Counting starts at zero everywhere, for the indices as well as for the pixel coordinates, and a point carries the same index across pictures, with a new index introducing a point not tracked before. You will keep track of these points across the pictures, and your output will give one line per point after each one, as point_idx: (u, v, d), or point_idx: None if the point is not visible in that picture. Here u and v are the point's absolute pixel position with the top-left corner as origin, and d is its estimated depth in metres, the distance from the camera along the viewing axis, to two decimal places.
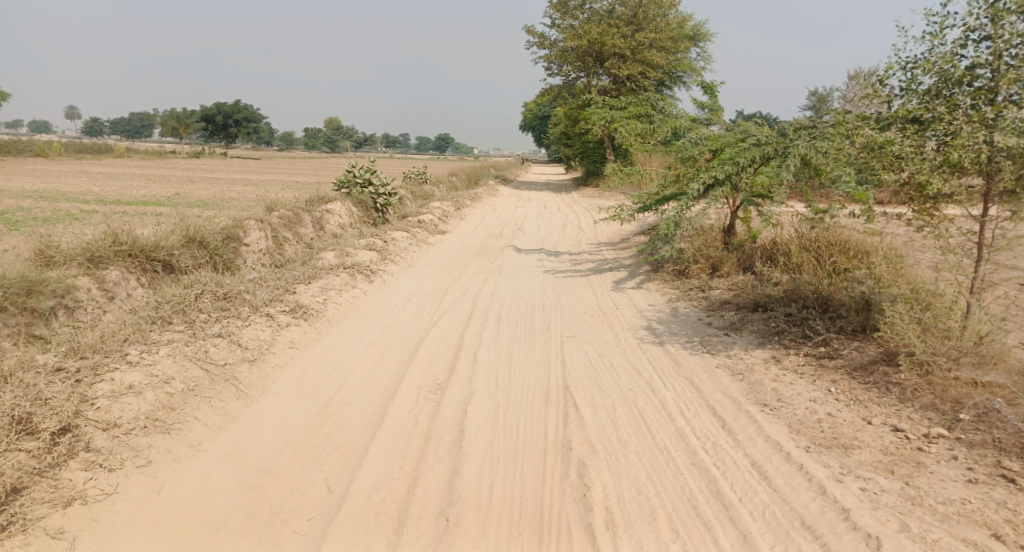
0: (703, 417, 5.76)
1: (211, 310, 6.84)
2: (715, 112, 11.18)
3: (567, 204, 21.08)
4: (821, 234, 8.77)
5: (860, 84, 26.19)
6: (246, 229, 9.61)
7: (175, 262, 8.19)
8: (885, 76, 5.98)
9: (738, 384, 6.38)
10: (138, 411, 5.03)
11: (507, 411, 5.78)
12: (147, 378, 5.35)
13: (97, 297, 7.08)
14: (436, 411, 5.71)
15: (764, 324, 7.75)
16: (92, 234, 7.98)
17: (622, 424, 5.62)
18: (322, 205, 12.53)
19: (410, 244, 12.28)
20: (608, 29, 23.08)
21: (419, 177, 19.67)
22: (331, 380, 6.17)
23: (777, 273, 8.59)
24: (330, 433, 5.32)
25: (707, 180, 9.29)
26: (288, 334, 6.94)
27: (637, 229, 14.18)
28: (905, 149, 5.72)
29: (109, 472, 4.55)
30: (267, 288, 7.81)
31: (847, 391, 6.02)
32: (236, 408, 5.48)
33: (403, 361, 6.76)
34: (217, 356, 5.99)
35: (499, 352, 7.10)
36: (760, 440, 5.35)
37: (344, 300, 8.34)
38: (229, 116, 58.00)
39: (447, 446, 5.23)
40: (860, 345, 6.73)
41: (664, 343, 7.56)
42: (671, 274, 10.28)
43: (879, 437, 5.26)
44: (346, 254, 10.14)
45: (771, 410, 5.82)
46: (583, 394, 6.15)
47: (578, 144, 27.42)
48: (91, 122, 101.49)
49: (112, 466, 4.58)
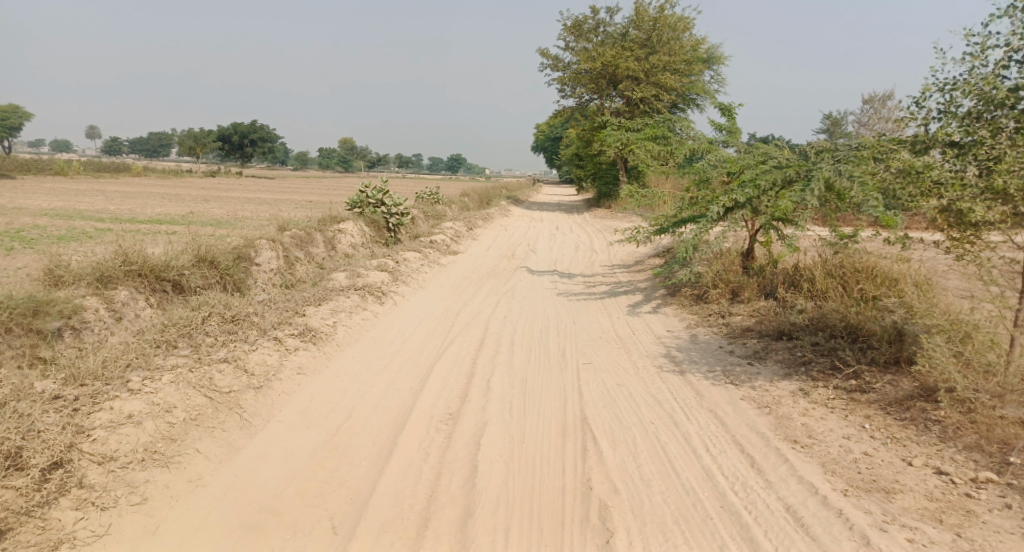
0: (731, 454, 5.46)
1: (218, 333, 6.62)
2: (734, 134, 10.93)
3: (580, 225, 20.88)
4: (847, 260, 8.47)
5: (876, 108, 25.99)
6: (257, 249, 9.43)
7: (185, 281, 7.99)
8: (921, 98, 5.70)
9: (766, 418, 6.07)
10: (136, 443, 4.79)
11: (522, 445, 5.50)
12: (147, 407, 5.11)
13: (104, 318, 6.88)
14: (448, 444, 5.44)
15: (789, 353, 7.44)
16: (102, 253, 7.81)
17: (644, 461, 5.32)
18: (335, 224, 12.36)
19: (423, 265, 12.06)
20: (622, 52, 23.03)
21: (431, 197, 19.55)
22: (339, 409, 5.92)
23: (801, 300, 8.30)
24: (336, 467, 5.07)
25: (727, 203, 9.04)
26: (296, 359, 6.70)
27: (652, 252, 13.91)
28: (944, 174, 5.47)
29: (101, 511, 4.30)
30: (275, 310, 7.58)
31: (882, 428, 5.71)
32: (239, 439, 5.23)
33: (414, 388, 6.50)
34: (221, 384, 5.74)
35: (513, 380, 6.83)
36: (794, 481, 5.04)
37: (354, 323, 8.10)
38: (244, 136, 58.47)
39: (459, 483, 4.95)
40: (893, 379, 6.42)
41: (685, 372, 7.27)
42: (689, 298, 9.99)
43: (922, 480, 4.94)
44: (357, 276, 9.92)
45: (802, 447, 5.52)
46: (601, 427, 5.86)
47: (591, 166, 27.28)
48: (107, 140, 102.60)
49: (105, 504, 4.34)
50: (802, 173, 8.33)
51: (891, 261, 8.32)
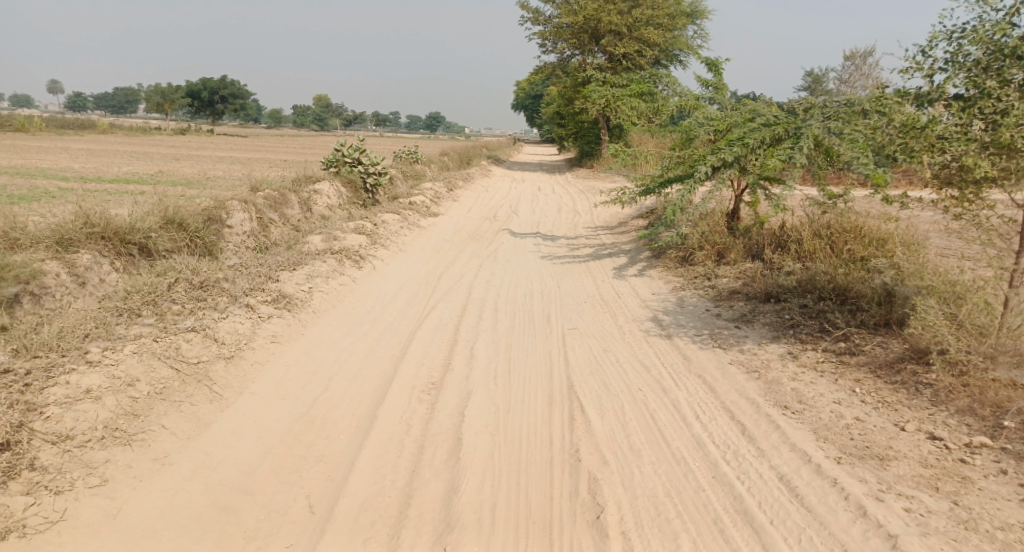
0: (721, 422, 5.30)
1: (186, 301, 6.30)
2: (720, 89, 10.59)
3: (562, 185, 20.56)
4: (835, 220, 8.27)
5: (857, 65, 25.74)
6: (229, 210, 9.03)
7: (153, 245, 7.62)
8: (928, 47, 5.45)
9: (755, 383, 5.91)
10: (95, 420, 4.51)
11: (507, 415, 5.30)
12: (107, 381, 4.82)
13: (67, 283, 6.53)
14: (430, 416, 5.22)
15: (777, 315, 7.27)
16: (63, 215, 7.41)
17: (633, 429, 5.15)
18: (310, 184, 11.94)
19: (402, 227, 11.71)
20: (604, 5, 22.42)
21: (410, 156, 19.11)
22: (316, 378, 5.68)
23: (788, 261, 8.10)
24: (313, 441, 4.84)
25: (714, 162, 8.75)
26: (270, 328, 6.42)
27: (636, 213, 13.65)
28: (949, 128, 5.31)
29: (55, 496, 4.03)
30: (247, 276, 7.25)
31: (873, 392, 5.57)
32: (209, 413, 4.97)
33: (394, 356, 6.26)
34: (189, 353, 5.46)
35: (497, 347, 6.61)
36: (787, 449, 4.89)
37: (331, 288, 7.81)
38: (215, 92, 56.83)
39: (443, 457, 4.74)
40: (883, 341, 6.29)
41: (672, 336, 7.08)
42: (674, 260, 9.77)
43: (916, 446, 4.81)
44: (333, 238, 9.58)
45: (792, 414, 5.37)
46: (589, 394, 5.67)
47: (573, 125, 26.82)
48: (74, 98, 99.53)
49: (59, 488, 4.07)
50: (791, 130, 8.04)
51: (879, 220, 8.14)
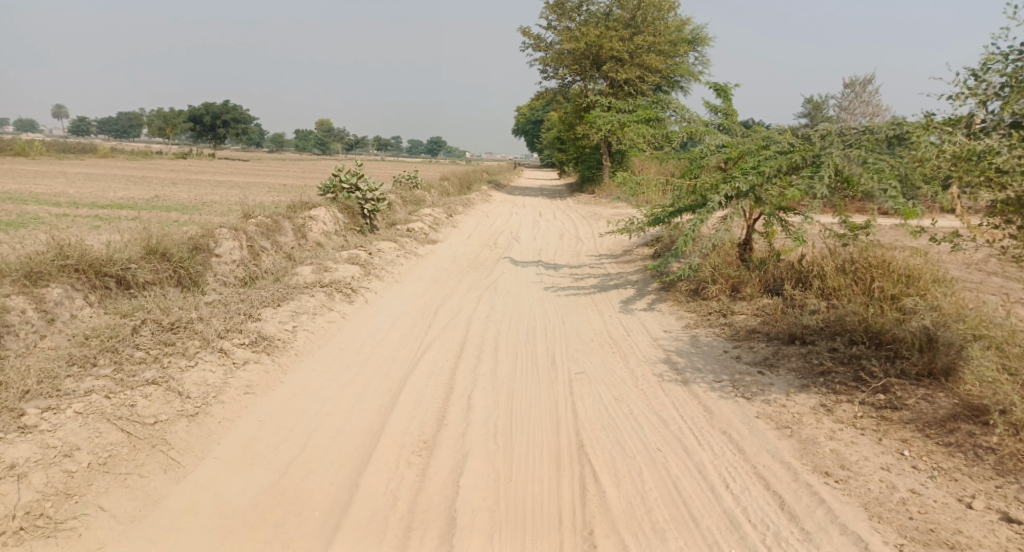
0: (756, 492, 4.63)
1: (151, 346, 5.63)
2: (730, 116, 9.98)
3: (563, 211, 20.02)
4: (860, 253, 7.59)
5: (857, 92, 25.34)
6: (217, 238, 8.36)
7: (132, 276, 6.93)
8: (981, 70, 4.95)
9: (789, 442, 5.20)
10: (13, 506, 3.93)
11: (509, 484, 4.61)
12: (38, 453, 4.24)
13: (33, 321, 5.85)
14: (420, 485, 4.55)
15: (804, 360, 6.58)
16: (35, 245, 6.73)
17: (655, 503, 4.48)
18: (305, 210, 11.30)
19: (398, 256, 11.05)
20: (606, 32, 21.96)
21: (409, 180, 18.52)
22: (292, 436, 5.00)
23: (812, 298, 7.40)
24: (282, 519, 4.18)
25: (729, 191, 8.03)
26: (245, 376, 5.73)
27: (640, 243, 12.97)
28: (1012, 161, 4.71)
29: None
30: (223, 314, 6.55)
31: (924, 457, 4.87)
32: (161, 487, 4.33)
33: (383, 407, 5.57)
34: (145, 412, 4.82)
35: (497, 396, 5.92)
36: (836, 532, 4.25)
37: (317, 327, 7.13)
38: (216, 117, 56.33)
39: (434, 543, 4.08)
40: (929, 394, 5.59)
41: (689, 382, 6.39)
42: (685, 293, 9.08)
43: (988, 530, 4.16)
44: (324, 269, 8.90)
45: (836, 482, 4.68)
46: (602, 456, 4.97)
47: (573, 149, 26.25)
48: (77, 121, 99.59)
49: None
50: (810, 158, 7.36)
51: (906, 254, 7.48)
